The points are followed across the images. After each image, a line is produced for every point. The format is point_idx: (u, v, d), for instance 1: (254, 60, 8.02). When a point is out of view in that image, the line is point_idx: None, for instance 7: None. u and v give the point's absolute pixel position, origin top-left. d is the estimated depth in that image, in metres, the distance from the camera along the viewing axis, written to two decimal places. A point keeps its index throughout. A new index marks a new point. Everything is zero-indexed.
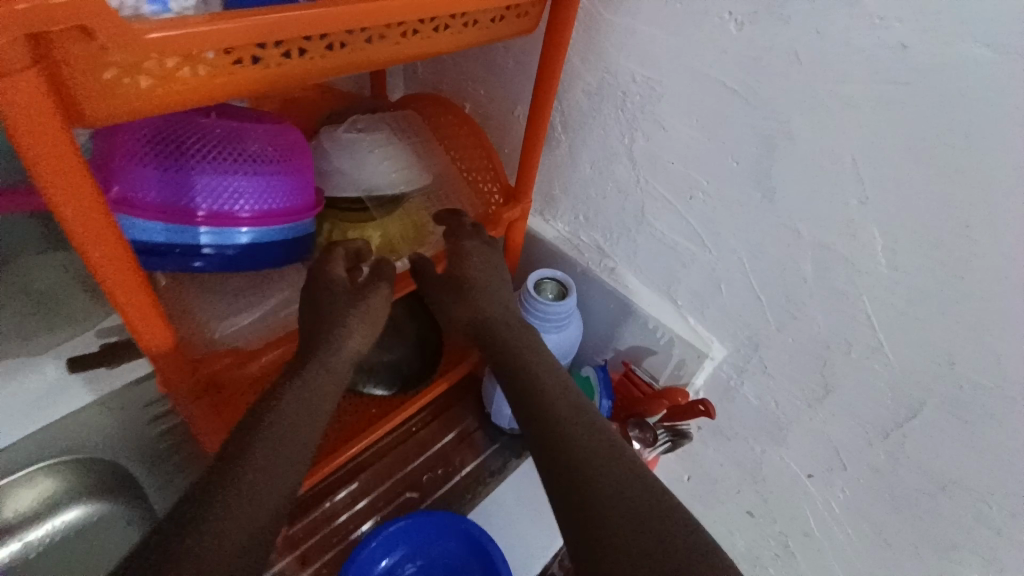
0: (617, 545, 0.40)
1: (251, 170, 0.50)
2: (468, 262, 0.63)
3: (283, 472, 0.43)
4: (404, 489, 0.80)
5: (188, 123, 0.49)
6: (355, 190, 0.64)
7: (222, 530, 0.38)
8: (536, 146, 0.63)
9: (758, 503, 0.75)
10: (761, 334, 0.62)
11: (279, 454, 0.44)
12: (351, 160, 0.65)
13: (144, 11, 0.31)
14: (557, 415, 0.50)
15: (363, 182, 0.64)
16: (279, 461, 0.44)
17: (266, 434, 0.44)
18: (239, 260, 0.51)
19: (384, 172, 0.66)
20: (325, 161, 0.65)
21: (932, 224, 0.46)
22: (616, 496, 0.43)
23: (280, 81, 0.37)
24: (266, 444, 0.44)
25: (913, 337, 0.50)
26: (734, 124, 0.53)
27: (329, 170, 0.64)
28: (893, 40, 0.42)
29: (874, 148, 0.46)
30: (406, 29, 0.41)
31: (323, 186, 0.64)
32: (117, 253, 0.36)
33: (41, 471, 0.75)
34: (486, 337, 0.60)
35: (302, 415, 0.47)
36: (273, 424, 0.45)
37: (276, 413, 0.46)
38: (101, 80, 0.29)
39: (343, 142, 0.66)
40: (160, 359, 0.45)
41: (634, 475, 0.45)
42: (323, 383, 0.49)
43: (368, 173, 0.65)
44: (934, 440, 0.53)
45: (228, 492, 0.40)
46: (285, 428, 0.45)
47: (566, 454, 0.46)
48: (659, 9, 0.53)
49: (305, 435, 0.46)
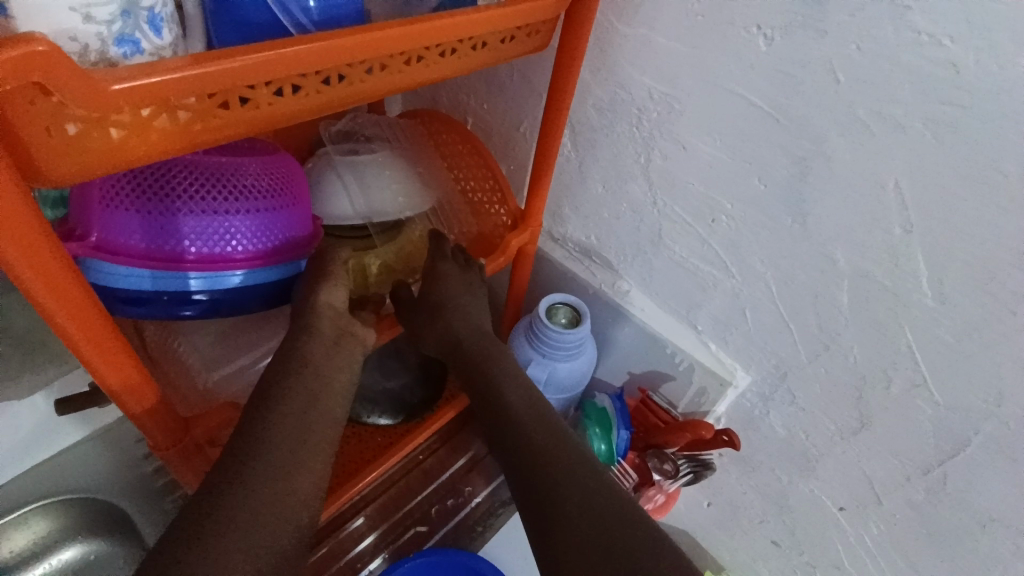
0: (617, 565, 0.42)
1: (243, 206, 0.47)
2: (463, 287, 0.61)
3: (290, 489, 0.42)
4: (413, 523, 0.76)
5: (174, 158, 0.45)
6: (355, 215, 0.59)
7: (232, 549, 0.38)
8: (549, 162, 0.59)
9: (784, 534, 0.71)
10: (790, 364, 0.58)
11: (287, 459, 0.43)
12: (350, 183, 0.60)
13: (113, 54, 0.28)
14: (555, 441, 0.51)
15: (363, 206, 0.59)
16: (290, 465, 0.43)
17: (268, 441, 0.43)
18: (232, 302, 0.48)
19: (386, 195, 0.61)
20: (321, 185, 0.60)
21: (984, 254, 0.42)
22: (604, 509, 0.46)
23: (272, 122, 0.33)
24: (268, 456, 0.42)
25: (960, 372, 0.47)
26: (763, 145, 0.49)
27: (325, 195, 0.59)
28: (944, 57, 0.38)
29: (920, 172, 0.42)
30: (409, 56, 0.37)
31: (319, 212, 0.59)
32: (92, 317, 0.33)
33: (37, 509, 0.69)
34: (479, 356, 0.59)
35: (305, 412, 0.45)
36: (271, 430, 0.43)
37: (272, 416, 0.44)
38: (64, 137, 0.26)
39: (341, 164, 0.61)
40: (146, 419, 0.41)
41: (616, 491, 0.47)
42: (321, 374, 0.48)
43: (370, 197, 0.60)
44: (979, 479, 0.50)
45: (234, 509, 0.39)
46: (290, 429, 0.44)
47: (567, 478, 0.48)
48: (678, 22, 0.49)
49: (311, 433, 0.45)
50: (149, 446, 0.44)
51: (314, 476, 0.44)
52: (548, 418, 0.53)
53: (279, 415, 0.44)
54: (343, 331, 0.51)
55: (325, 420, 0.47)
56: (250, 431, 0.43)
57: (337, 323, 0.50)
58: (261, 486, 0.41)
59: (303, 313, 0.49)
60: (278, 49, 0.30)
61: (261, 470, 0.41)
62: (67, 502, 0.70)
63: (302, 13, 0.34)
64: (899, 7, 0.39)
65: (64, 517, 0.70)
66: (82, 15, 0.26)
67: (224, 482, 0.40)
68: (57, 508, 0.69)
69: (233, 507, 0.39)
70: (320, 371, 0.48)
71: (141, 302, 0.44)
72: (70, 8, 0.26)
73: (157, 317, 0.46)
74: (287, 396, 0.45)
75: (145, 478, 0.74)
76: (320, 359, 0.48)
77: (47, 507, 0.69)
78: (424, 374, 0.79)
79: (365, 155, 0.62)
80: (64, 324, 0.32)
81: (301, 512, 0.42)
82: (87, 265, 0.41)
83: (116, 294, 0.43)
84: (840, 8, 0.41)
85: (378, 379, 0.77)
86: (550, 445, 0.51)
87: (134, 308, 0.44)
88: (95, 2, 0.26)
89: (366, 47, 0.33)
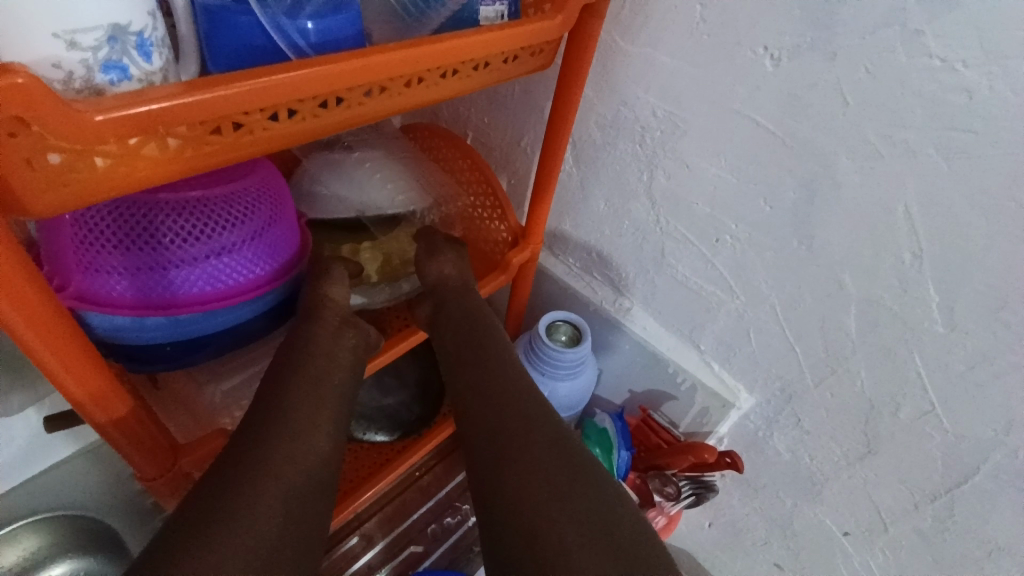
0: (602, 548, 0.37)
1: (234, 242, 0.46)
2: (464, 301, 0.58)
3: (287, 479, 0.39)
4: (407, 543, 0.74)
5: (153, 196, 0.43)
6: (348, 210, 0.61)
7: (221, 541, 0.34)
8: (554, 169, 0.56)
9: (788, 557, 0.70)
10: (795, 387, 0.57)
11: (241, 487, 0.37)
12: (343, 183, 0.61)
13: (99, 81, 0.27)
14: (545, 418, 0.46)
15: (358, 199, 0.61)
16: (240, 492, 0.37)
17: (229, 470, 0.38)
18: (233, 331, 0.49)
19: (382, 189, 0.63)
20: (318, 182, 0.62)
21: (998, 282, 0.41)
22: (586, 548, 0.37)
23: (265, 145, 0.32)
24: (259, 446, 0.40)
25: (971, 403, 0.46)
26: (769, 167, 0.48)
27: (322, 191, 0.61)
28: (958, 84, 0.37)
29: (931, 200, 0.41)
30: (409, 78, 0.36)
31: (310, 210, 0.61)
32: (69, 349, 0.32)
33: (27, 525, 0.67)
34: (482, 341, 0.53)
35: (255, 439, 0.40)
36: (232, 459, 0.39)
37: (238, 447, 0.40)
38: (48, 168, 0.25)
39: (336, 163, 0.63)
40: (135, 450, 0.40)
41: (603, 518, 0.39)
42: (301, 388, 0.45)
43: (366, 192, 0.62)
44: (989, 508, 0.49)
45: (224, 501, 0.36)
46: (233, 464, 0.39)
47: (558, 459, 0.43)
48: (682, 42, 0.48)
49: (274, 452, 0.40)
50: (138, 475, 0.43)
51: (277, 514, 0.37)
52: (534, 424, 0.45)
53: (241, 440, 0.40)
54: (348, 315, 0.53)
55: (283, 439, 0.41)
56: (247, 431, 0.41)
57: (315, 336, 0.49)
58: (227, 499, 0.36)
59: (294, 330, 0.50)
60: (273, 76, 0.29)
61: (210, 503, 0.36)
62: (61, 518, 0.69)
63: (298, 35, 0.33)
64: (910, 31, 0.38)
65: (56, 534, 0.69)
66: (66, 42, 0.25)
67: (217, 477, 0.38)
68: (51, 524, 0.69)
69: (220, 501, 0.36)
70: (293, 391, 0.44)
71: (145, 341, 0.44)
72: (54, 34, 0.25)
73: (158, 361, 0.46)
74: (257, 422, 0.42)
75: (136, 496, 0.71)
76: (308, 369, 0.46)
77: (38, 523, 0.68)
78: (423, 391, 0.76)
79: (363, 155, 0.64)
80: (15, 325, 0.28)
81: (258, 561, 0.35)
82: (80, 316, 0.42)
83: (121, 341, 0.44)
84: (850, 31, 0.40)
85: (374, 397, 0.75)
86: (536, 457, 0.43)
87: (134, 354, 0.45)
88: (82, 29, 0.26)
89: (365, 73, 0.32)
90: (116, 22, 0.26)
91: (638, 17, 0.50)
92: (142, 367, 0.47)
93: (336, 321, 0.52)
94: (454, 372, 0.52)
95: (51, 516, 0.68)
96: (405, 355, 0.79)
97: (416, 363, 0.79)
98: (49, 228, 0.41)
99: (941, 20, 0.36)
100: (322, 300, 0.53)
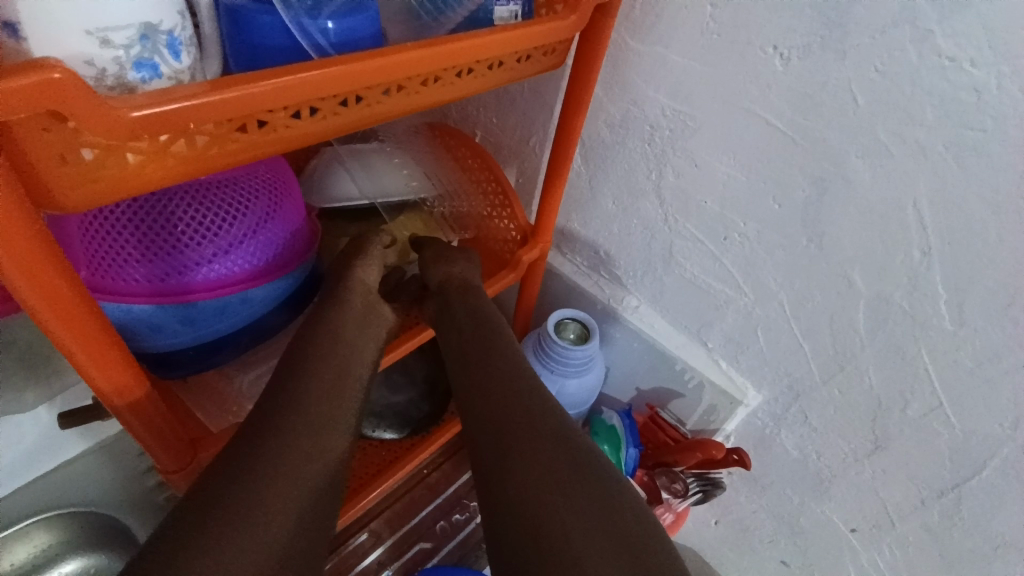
0: (602, 537, 0.38)
1: (235, 229, 0.46)
2: (471, 300, 0.58)
3: (300, 470, 0.40)
4: (416, 540, 0.74)
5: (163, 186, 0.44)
6: (360, 196, 0.64)
7: (235, 529, 0.35)
8: (564, 165, 0.57)
9: (796, 554, 0.70)
10: (803, 385, 0.57)
11: (253, 476, 0.38)
12: (357, 175, 0.65)
13: (130, 79, 0.27)
14: (548, 412, 0.47)
15: (368, 188, 0.64)
16: (254, 482, 0.38)
17: (243, 460, 0.39)
18: (247, 325, 0.49)
19: (392, 178, 0.66)
20: (332, 173, 0.65)
21: (1006, 279, 0.41)
22: (588, 536, 0.38)
23: (288, 144, 0.33)
24: (272, 434, 0.41)
25: (980, 400, 0.46)
26: (779, 166, 0.49)
27: (335, 182, 0.65)
28: (969, 84, 0.38)
29: (941, 197, 0.42)
30: (426, 77, 0.37)
31: (324, 199, 0.64)
32: (94, 339, 0.32)
33: (39, 522, 0.67)
34: (491, 337, 0.54)
35: (263, 432, 0.41)
36: (247, 448, 0.40)
37: (250, 435, 0.40)
38: (79, 163, 0.25)
39: (348, 157, 0.66)
40: (152, 440, 0.41)
41: (604, 509, 0.40)
42: (311, 379, 0.45)
43: (376, 181, 0.65)
44: (996, 503, 0.49)
45: (237, 490, 0.37)
46: (247, 454, 0.39)
47: (561, 452, 0.43)
48: (694, 42, 0.49)
49: (286, 440, 0.40)
50: (157, 467, 0.44)
51: (289, 507, 0.38)
52: (536, 419, 0.46)
53: (252, 431, 0.41)
54: (373, 301, 0.55)
55: (294, 429, 0.41)
56: (259, 421, 0.42)
57: (338, 329, 0.50)
58: (239, 488, 0.37)
59: (307, 324, 0.51)
60: (297, 75, 0.29)
61: (224, 491, 0.37)
62: (71, 515, 0.69)
63: (319, 35, 0.34)
64: (922, 30, 0.38)
65: (65, 531, 0.69)
66: (99, 39, 0.26)
67: (229, 467, 0.38)
68: (61, 521, 0.68)
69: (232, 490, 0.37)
70: (304, 382, 0.45)
71: (157, 333, 0.45)
72: (86, 32, 0.26)
73: (175, 352, 0.47)
74: (269, 413, 0.42)
75: (146, 492, 0.72)
76: (317, 361, 0.47)
77: (48, 520, 0.68)
78: (431, 389, 0.77)
79: (374, 149, 0.67)
80: (39, 308, 0.29)
81: (269, 557, 0.36)
82: None
83: (135, 337, 0.45)
84: (862, 31, 0.40)
85: (382, 394, 0.75)
86: (537, 450, 0.44)
87: (152, 351, 0.46)
88: (114, 27, 0.26)
89: (384, 72, 0.33)
90: (148, 21, 0.27)
91: (649, 17, 0.51)
92: (157, 360, 0.47)
93: (351, 310, 0.53)
94: (463, 363, 0.53)
95: (60, 513, 0.68)
96: (413, 353, 0.80)
97: (424, 360, 0.80)
98: (65, 223, 0.42)
99: (951, 20, 0.37)
100: (340, 292, 0.54)
